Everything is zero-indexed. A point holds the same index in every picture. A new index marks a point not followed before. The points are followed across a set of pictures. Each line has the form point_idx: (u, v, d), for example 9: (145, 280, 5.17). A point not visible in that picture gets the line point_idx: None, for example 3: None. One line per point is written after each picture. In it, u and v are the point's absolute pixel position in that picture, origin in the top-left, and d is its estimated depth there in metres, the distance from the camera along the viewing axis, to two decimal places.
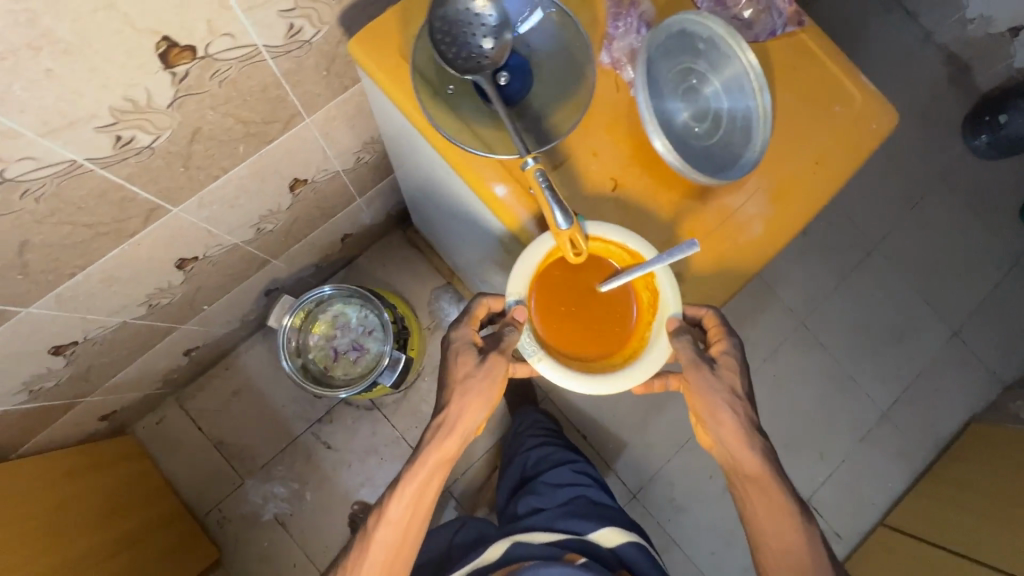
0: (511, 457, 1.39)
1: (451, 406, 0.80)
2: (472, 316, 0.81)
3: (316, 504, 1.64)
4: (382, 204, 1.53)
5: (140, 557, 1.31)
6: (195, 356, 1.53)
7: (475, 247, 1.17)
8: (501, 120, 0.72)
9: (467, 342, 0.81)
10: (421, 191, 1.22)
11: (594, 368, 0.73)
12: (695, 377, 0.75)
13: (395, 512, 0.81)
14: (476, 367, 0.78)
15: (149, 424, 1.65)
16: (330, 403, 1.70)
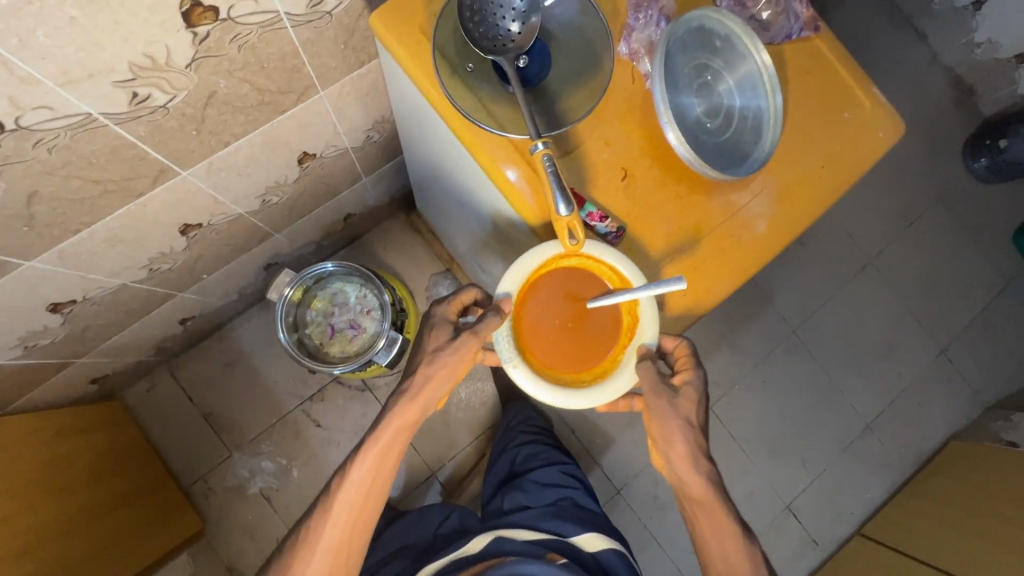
0: (500, 447, 1.40)
1: (418, 372, 0.82)
2: (455, 299, 0.85)
3: (302, 481, 1.65)
4: (387, 186, 1.54)
5: (124, 521, 1.32)
6: (191, 326, 1.53)
7: (478, 234, 1.17)
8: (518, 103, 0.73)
9: (446, 317, 0.84)
10: (428, 175, 1.22)
11: (564, 382, 0.77)
12: (655, 402, 0.78)
13: (358, 474, 0.82)
14: (448, 340, 0.81)
15: (140, 391, 1.65)
16: (322, 382, 1.70)
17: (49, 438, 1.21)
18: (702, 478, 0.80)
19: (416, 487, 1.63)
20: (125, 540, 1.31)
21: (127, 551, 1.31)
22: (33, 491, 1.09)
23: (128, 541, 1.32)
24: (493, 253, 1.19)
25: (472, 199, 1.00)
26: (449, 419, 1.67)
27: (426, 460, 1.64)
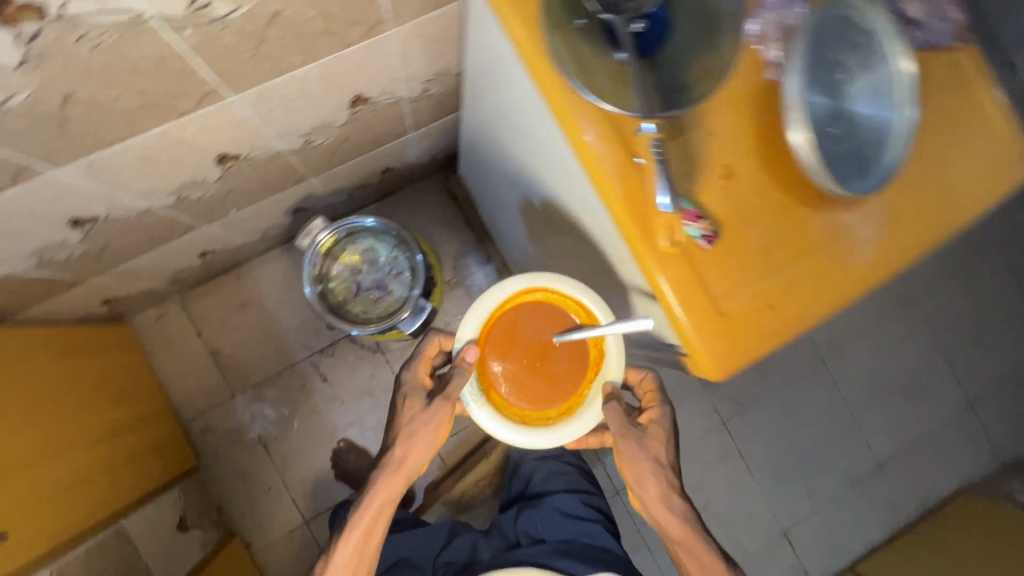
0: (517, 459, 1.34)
1: (396, 449, 0.98)
2: (421, 360, 1.02)
3: (301, 434, 1.62)
4: (432, 145, 1.45)
5: (122, 448, 1.29)
6: (209, 260, 1.47)
7: (529, 210, 1.09)
8: (624, 71, 0.63)
9: (417, 384, 1.01)
10: (483, 138, 1.13)
11: (533, 421, 0.90)
12: (631, 449, 0.95)
13: (342, 556, 0.99)
14: (419, 410, 0.97)
15: (149, 318, 1.60)
16: (335, 337, 1.65)
17: (49, 355, 1.17)
18: (676, 510, 0.98)
19: None
20: (125, 466, 1.28)
21: (131, 476, 1.28)
22: (30, 402, 1.05)
23: (129, 468, 1.29)
24: (543, 232, 1.12)
25: (536, 174, 0.92)
26: None
27: None
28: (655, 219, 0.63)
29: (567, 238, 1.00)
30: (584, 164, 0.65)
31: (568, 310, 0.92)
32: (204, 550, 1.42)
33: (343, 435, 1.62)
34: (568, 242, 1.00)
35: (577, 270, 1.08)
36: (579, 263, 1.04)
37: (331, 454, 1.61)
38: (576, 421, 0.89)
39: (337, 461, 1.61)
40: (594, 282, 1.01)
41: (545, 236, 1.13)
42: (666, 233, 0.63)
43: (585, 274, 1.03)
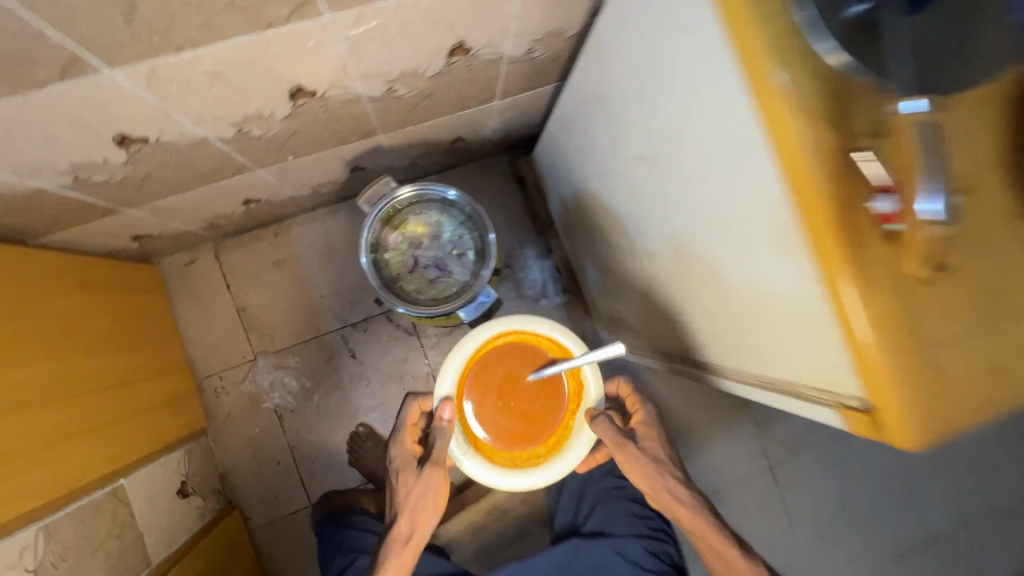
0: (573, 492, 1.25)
1: (402, 522, 1.00)
2: (407, 434, 1.05)
3: (320, 410, 1.49)
4: (511, 119, 1.31)
5: (128, 402, 1.16)
6: (252, 209, 1.34)
7: (628, 205, 0.94)
8: (854, 27, 0.48)
9: (408, 454, 1.03)
10: (586, 115, 0.97)
11: (522, 461, 0.99)
12: (637, 457, 0.99)
13: None
14: (416, 480, 0.99)
15: (177, 262, 1.48)
16: (370, 312, 1.53)
17: (56, 288, 1.03)
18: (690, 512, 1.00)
19: None
20: (131, 422, 1.15)
21: (135, 434, 1.15)
22: (29, 339, 0.91)
23: (134, 425, 1.16)
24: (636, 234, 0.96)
25: (664, 164, 0.75)
26: None
27: None
28: (907, 240, 0.48)
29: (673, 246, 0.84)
30: (788, 167, 0.50)
31: (541, 352, 1.02)
32: (202, 522, 1.30)
33: (364, 419, 1.49)
34: (675, 252, 0.84)
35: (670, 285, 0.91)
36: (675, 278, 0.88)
37: (348, 436, 1.48)
38: (563, 454, 0.98)
39: (353, 445, 1.47)
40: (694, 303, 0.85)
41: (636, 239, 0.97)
42: (920, 263, 0.48)
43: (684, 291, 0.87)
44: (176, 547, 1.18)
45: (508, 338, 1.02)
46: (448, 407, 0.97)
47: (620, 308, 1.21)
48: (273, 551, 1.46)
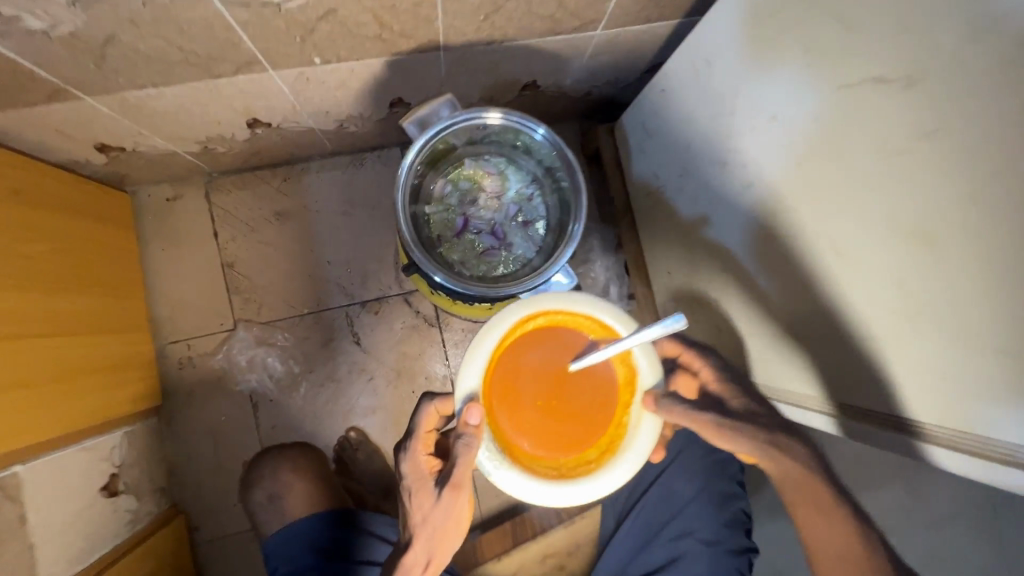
0: (644, 528, 0.99)
1: (415, 551, 0.73)
2: (420, 444, 0.75)
3: (306, 404, 1.18)
4: (603, 67, 1.02)
5: (56, 360, 0.86)
6: (258, 138, 1.05)
7: (818, 162, 0.61)
8: None
9: (422, 473, 0.73)
10: (767, 26, 0.65)
11: (570, 472, 0.63)
12: (723, 429, 0.69)
13: None
14: (433, 506, 0.71)
15: (157, 197, 1.18)
16: (385, 291, 1.23)
17: None
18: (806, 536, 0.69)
19: None
20: (56, 387, 0.85)
21: (60, 404, 0.85)
22: None
23: (61, 391, 0.86)
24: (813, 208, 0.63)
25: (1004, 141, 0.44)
26: None
27: None
28: None
29: (912, 221, 0.52)
30: None
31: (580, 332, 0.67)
32: (131, 533, 0.99)
33: (356, 423, 1.19)
34: (926, 229, 0.51)
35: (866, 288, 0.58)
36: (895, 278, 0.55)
37: (336, 446, 1.18)
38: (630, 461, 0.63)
39: (340, 455, 1.17)
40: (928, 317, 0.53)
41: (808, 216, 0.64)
42: None
43: (906, 295, 0.54)
44: (89, 566, 0.88)
45: (542, 316, 0.66)
46: (477, 409, 0.62)
47: (722, 326, 0.90)
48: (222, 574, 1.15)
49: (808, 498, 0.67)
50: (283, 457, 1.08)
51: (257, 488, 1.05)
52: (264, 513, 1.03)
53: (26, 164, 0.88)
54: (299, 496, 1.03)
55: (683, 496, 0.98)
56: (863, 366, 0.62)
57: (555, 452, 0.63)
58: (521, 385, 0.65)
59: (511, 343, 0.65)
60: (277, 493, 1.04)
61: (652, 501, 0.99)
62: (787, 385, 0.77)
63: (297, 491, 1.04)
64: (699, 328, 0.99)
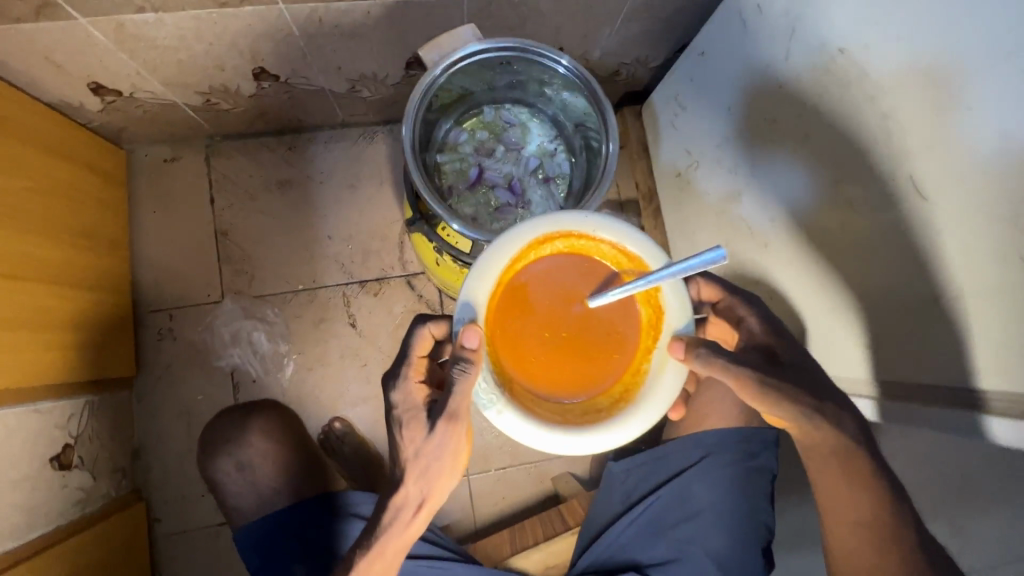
0: (651, 520, 0.89)
1: (410, 486, 0.67)
2: (412, 370, 0.68)
3: (292, 387, 1.08)
4: (638, 37, 0.95)
5: (14, 302, 0.77)
6: (264, 94, 0.99)
7: (912, 103, 0.56)
8: None
9: (414, 401, 0.67)
10: None
11: (576, 417, 0.57)
12: (763, 388, 0.56)
13: None
14: (426, 436, 0.65)
15: (154, 157, 1.11)
16: (386, 272, 1.14)
17: None
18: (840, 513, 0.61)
19: None
20: (5, 332, 0.75)
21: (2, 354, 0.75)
22: None
23: (7, 339, 0.76)
24: (899, 154, 0.58)
25: None
26: None
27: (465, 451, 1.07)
28: None
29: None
30: None
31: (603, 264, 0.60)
32: (78, 515, 0.88)
33: (339, 413, 1.09)
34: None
35: (960, 234, 0.53)
36: (1007, 214, 0.48)
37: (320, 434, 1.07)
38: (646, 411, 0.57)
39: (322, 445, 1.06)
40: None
41: (893, 163, 0.58)
42: None
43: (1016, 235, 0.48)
44: (25, 544, 0.77)
45: (558, 243, 0.59)
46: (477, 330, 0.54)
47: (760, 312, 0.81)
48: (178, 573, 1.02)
49: (843, 458, 0.58)
50: (251, 428, 0.99)
51: (222, 456, 0.97)
52: (228, 484, 0.96)
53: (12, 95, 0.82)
54: (271, 469, 0.97)
55: (702, 508, 0.87)
56: (927, 333, 0.58)
57: (556, 391, 0.59)
58: (528, 319, 0.59)
59: (521, 268, 0.59)
60: (247, 462, 0.97)
61: (666, 509, 0.88)
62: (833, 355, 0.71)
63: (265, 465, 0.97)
64: None
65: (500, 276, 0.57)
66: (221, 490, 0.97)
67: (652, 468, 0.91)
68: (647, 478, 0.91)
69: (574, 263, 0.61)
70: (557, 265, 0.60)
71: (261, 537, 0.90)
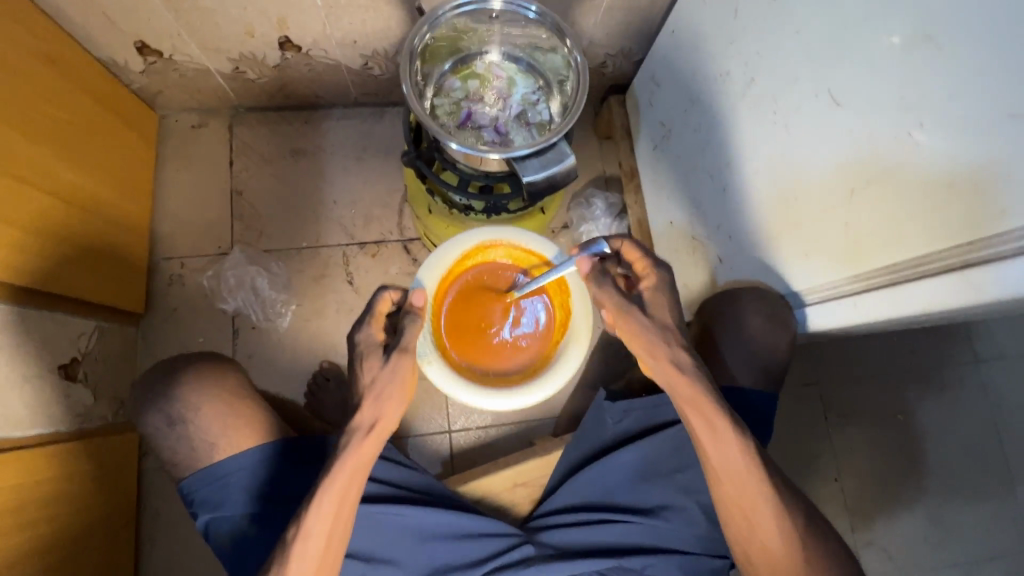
0: (640, 467, 0.88)
1: (363, 411, 0.70)
2: (375, 314, 0.73)
3: (289, 335, 1.15)
4: (627, 36, 1.04)
5: (38, 212, 0.86)
6: (286, 65, 1.09)
7: (818, 19, 0.60)
8: None
9: (375, 342, 0.72)
10: None
11: (488, 380, 0.78)
12: (645, 338, 0.69)
13: (313, 526, 0.67)
14: (383, 368, 0.70)
15: (183, 123, 1.22)
16: (385, 236, 1.22)
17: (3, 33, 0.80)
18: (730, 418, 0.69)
19: (424, 436, 1.11)
20: (26, 237, 0.83)
21: (20, 257, 0.82)
22: None
23: (28, 244, 0.84)
24: (812, 67, 0.62)
25: None
26: None
27: (449, 405, 1.12)
28: None
29: (918, 23, 0.49)
30: None
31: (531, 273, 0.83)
32: (77, 427, 0.93)
33: (328, 356, 1.15)
34: (929, 31, 0.49)
35: (862, 124, 0.56)
36: (897, 95, 0.52)
37: (308, 382, 1.13)
38: (542, 383, 0.77)
39: (311, 388, 1.12)
40: (931, 126, 0.50)
41: (810, 77, 0.62)
42: None
43: (902, 110, 0.52)
44: (24, 436, 0.83)
45: (500, 249, 0.83)
46: (422, 294, 0.73)
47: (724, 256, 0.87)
48: (160, 508, 1.05)
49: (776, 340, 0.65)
50: (194, 375, 0.82)
51: (155, 410, 0.80)
52: (161, 438, 0.80)
53: (66, 46, 0.93)
54: (212, 424, 0.80)
55: (694, 460, 0.87)
56: (853, 224, 0.60)
57: (480, 359, 0.80)
58: (468, 303, 0.82)
59: (471, 265, 0.83)
60: (179, 418, 0.79)
61: (658, 455, 0.88)
62: (793, 278, 0.73)
63: (212, 419, 0.80)
64: (704, 270, 0.95)
65: (453, 266, 0.82)
66: (156, 446, 0.81)
67: (649, 411, 0.90)
68: (640, 424, 0.90)
69: (513, 269, 0.84)
70: (500, 267, 0.84)
71: (223, 491, 0.78)
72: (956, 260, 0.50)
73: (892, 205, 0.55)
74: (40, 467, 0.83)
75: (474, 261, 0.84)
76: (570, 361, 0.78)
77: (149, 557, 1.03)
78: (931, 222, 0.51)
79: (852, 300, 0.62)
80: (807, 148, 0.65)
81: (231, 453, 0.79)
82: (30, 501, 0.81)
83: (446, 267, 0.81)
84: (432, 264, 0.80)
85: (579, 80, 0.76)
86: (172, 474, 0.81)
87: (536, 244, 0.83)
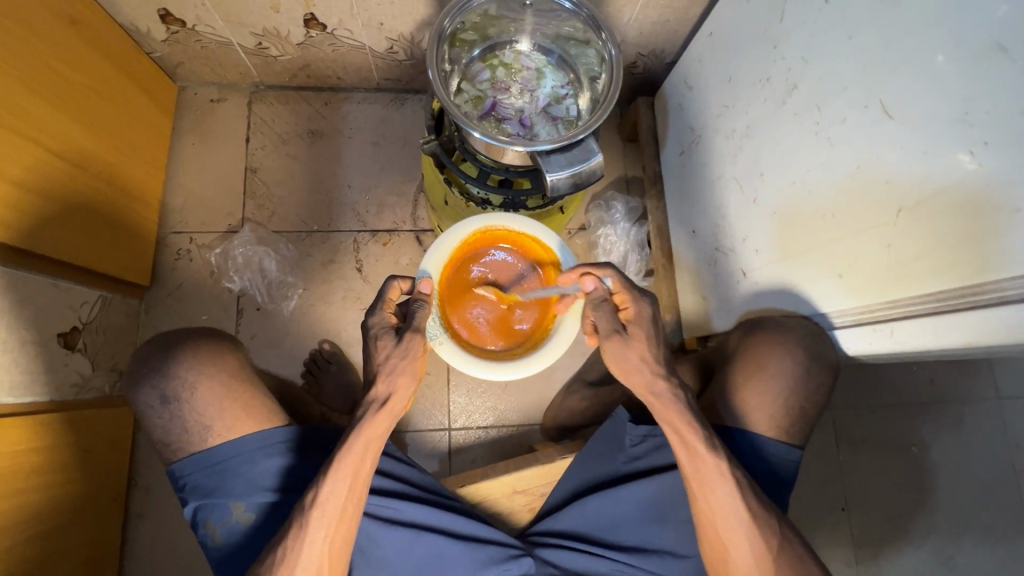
0: (656, 496, 0.83)
1: (378, 384, 0.71)
2: (386, 301, 0.74)
3: (294, 319, 1.13)
4: (665, 36, 1.00)
5: (40, 172, 0.83)
6: (308, 45, 1.06)
7: (877, 23, 0.57)
8: None
9: (389, 325, 0.72)
10: None
11: (496, 354, 0.77)
12: (620, 361, 0.70)
13: (327, 496, 0.69)
14: (398, 346, 0.70)
15: (203, 96, 1.20)
16: (398, 225, 1.19)
17: None
18: (705, 434, 0.69)
19: (422, 432, 1.08)
20: (29, 197, 0.81)
21: (20, 217, 0.80)
22: None
23: (32, 205, 0.81)
24: (864, 75, 0.59)
25: None
26: (511, 377, 1.12)
27: (451, 402, 1.10)
28: None
29: (998, 29, 0.46)
30: None
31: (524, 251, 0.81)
32: (72, 399, 0.92)
33: (330, 337, 1.13)
34: (1005, 42, 0.46)
35: (918, 139, 0.53)
36: (960, 109, 0.49)
37: (307, 360, 1.11)
38: (545, 353, 0.76)
39: (310, 367, 1.10)
40: (996, 145, 0.47)
41: (863, 84, 0.59)
42: None
43: (967, 126, 0.49)
44: (17, 403, 0.82)
45: (496, 233, 0.80)
46: (429, 281, 0.73)
47: (749, 272, 0.83)
48: (151, 485, 1.04)
49: None
50: (191, 353, 0.79)
51: (147, 386, 0.78)
52: (153, 417, 0.77)
53: (88, 11, 0.91)
54: (205, 406, 0.77)
55: None
56: (893, 242, 0.57)
57: (484, 339, 0.78)
58: (472, 287, 0.79)
59: (469, 248, 0.80)
60: (173, 397, 0.77)
61: (674, 485, 0.83)
62: (819, 298, 0.70)
63: (207, 401, 0.77)
64: (725, 288, 0.91)
65: (451, 250, 0.78)
66: (148, 425, 0.78)
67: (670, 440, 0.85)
68: (657, 450, 0.85)
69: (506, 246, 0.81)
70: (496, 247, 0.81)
71: (217, 477, 0.76)
72: (1017, 293, 0.48)
73: (944, 225, 0.52)
74: (37, 434, 0.82)
75: (469, 244, 0.80)
76: (569, 334, 0.77)
77: (136, 534, 1.02)
78: (993, 247, 0.48)
79: (887, 327, 0.61)
80: (851, 159, 0.61)
81: (224, 438, 0.77)
82: (23, 466, 0.80)
83: (447, 252, 0.78)
84: (432, 253, 0.78)
85: (612, 74, 0.72)
86: (162, 457, 0.79)
87: (527, 222, 0.80)
